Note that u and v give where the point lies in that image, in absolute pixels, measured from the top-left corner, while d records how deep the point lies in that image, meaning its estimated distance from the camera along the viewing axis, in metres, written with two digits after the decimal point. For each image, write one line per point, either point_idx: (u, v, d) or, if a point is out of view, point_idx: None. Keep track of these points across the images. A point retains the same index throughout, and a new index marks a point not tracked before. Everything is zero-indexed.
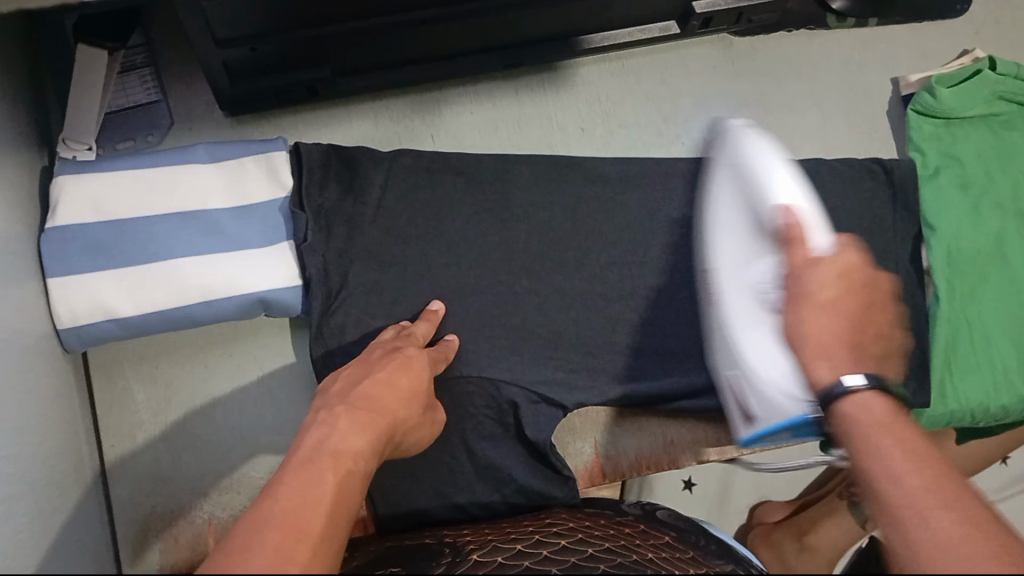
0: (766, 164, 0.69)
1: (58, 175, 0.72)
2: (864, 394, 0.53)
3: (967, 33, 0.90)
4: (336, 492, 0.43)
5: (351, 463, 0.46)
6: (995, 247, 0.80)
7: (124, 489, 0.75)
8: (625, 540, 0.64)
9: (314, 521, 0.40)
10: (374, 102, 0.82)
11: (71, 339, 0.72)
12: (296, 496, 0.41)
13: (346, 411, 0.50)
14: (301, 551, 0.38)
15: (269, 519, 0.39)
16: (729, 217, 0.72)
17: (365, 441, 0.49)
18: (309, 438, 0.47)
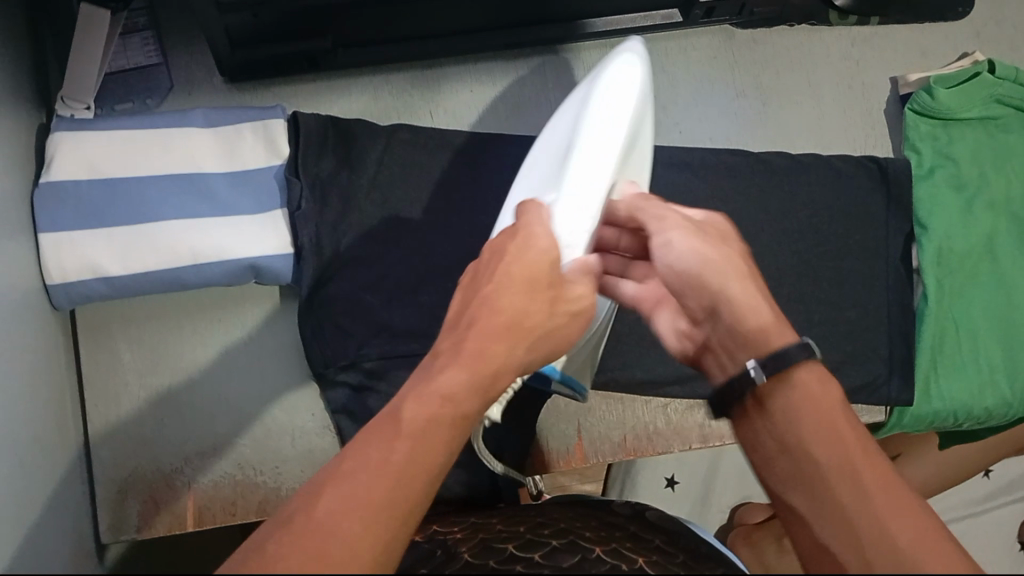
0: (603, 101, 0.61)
1: (54, 133, 0.72)
2: (802, 372, 0.48)
3: (968, 36, 0.90)
4: (472, 387, 0.42)
5: (501, 352, 0.45)
6: (986, 248, 0.81)
7: (107, 450, 0.75)
8: (618, 543, 0.59)
9: (443, 423, 0.39)
10: (374, 75, 0.83)
11: (59, 297, 0.71)
12: (426, 394, 0.40)
13: (512, 286, 0.48)
14: (421, 458, 0.37)
15: (402, 422, 0.38)
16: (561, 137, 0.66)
17: (518, 318, 0.46)
18: (478, 322, 0.45)
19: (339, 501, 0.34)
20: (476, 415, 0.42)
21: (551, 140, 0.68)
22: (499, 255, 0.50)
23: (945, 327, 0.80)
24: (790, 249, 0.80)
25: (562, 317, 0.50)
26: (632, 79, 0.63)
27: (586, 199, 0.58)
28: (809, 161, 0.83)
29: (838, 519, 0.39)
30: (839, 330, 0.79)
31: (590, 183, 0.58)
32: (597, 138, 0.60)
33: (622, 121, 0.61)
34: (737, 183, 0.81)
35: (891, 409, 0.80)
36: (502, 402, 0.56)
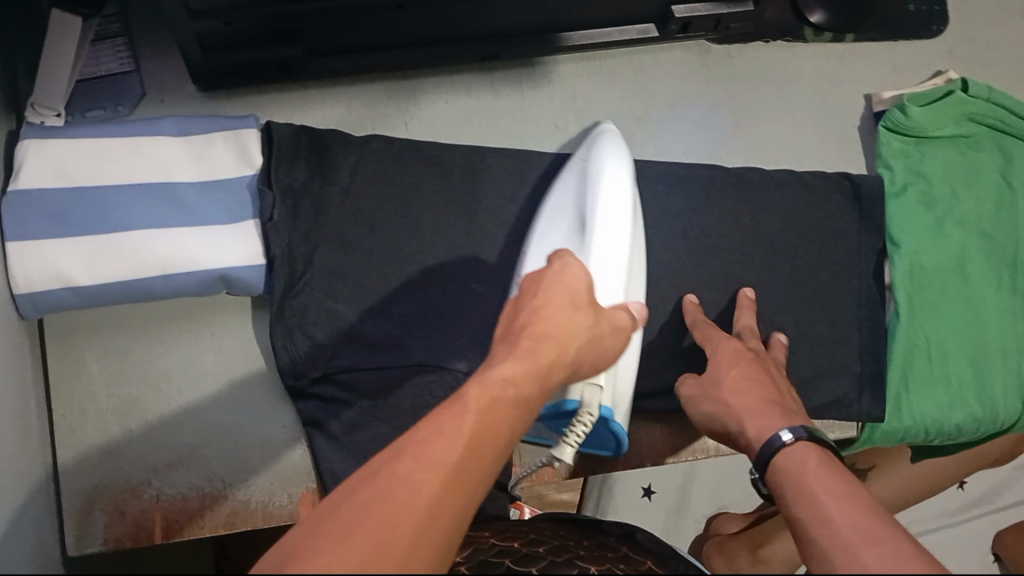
0: (604, 167, 0.67)
1: (22, 139, 0.72)
2: (795, 446, 0.58)
3: (941, 53, 0.91)
4: (531, 379, 0.44)
5: (556, 352, 0.47)
6: (957, 265, 0.82)
7: (72, 461, 0.74)
8: (612, 563, 0.60)
9: (505, 406, 0.42)
10: (348, 86, 0.82)
11: (26, 306, 0.70)
12: (489, 383, 0.43)
13: (558, 304, 0.50)
14: (488, 433, 0.40)
15: (465, 402, 0.41)
16: (568, 207, 0.69)
17: (568, 328, 0.49)
18: (534, 329, 0.48)
19: (415, 463, 0.36)
20: (535, 403, 0.44)
21: (558, 207, 0.71)
22: (540, 281, 0.52)
23: (916, 344, 0.80)
24: (763, 263, 0.80)
25: (606, 327, 0.52)
26: (622, 153, 0.68)
27: (612, 252, 0.62)
28: (783, 177, 0.83)
29: (820, 561, 0.46)
30: (811, 346, 0.79)
31: (613, 237, 0.63)
32: (610, 198, 0.64)
33: (627, 185, 0.65)
34: (712, 197, 0.82)
35: (863, 424, 0.81)
36: (568, 446, 0.59)
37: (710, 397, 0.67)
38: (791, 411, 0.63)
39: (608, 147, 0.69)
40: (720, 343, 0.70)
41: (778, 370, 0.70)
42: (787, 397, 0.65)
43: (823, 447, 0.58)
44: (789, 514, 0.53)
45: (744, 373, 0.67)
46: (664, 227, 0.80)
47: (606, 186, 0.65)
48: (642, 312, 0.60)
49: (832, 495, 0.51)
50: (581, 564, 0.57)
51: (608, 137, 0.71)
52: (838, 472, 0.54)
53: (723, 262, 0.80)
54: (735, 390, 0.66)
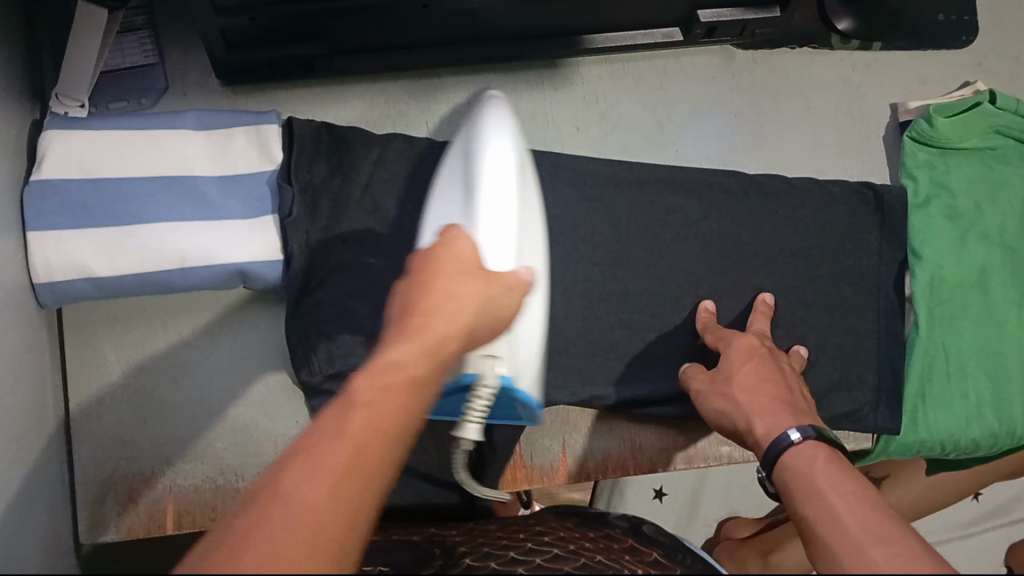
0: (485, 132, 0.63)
1: (46, 130, 0.72)
2: (802, 445, 0.57)
3: (969, 64, 0.90)
4: (423, 356, 0.42)
5: (446, 323, 0.45)
6: (979, 279, 0.81)
7: (87, 449, 0.75)
8: (616, 554, 0.61)
9: (393, 394, 0.39)
10: (370, 84, 0.82)
11: (45, 295, 0.71)
12: (375, 371, 0.40)
13: (444, 275, 0.48)
14: (378, 429, 0.37)
15: (356, 398, 0.38)
16: (453, 178, 0.66)
17: (458, 296, 0.47)
18: (417, 302, 0.46)
19: (304, 466, 0.35)
20: (431, 383, 0.42)
21: (449, 180, 0.67)
22: (427, 257, 0.51)
23: (934, 357, 0.80)
24: (781, 273, 0.80)
25: (497, 288, 0.50)
26: (507, 121, 0.66)
27: (500, 215, 0.58)
28: (804, 185, 0.82)
29: (828, 560, 0.47)
30: (828, 357, 0.79)
31: (501, 199, 0.59)
32: (491, 164, 0.61)
33: (509, 150, 0.62)
34: (732, 204, 0.81)
35: (879, 435, 0.80)
36: (470, 423, 0.59)
37: (718, 393, 0.67)
38: (799, 410, 0.62)
39: (494, 117, 0.66)
40: (732, 342, 0.70)
41: (791, 372, 0.70)
42: (794, 394, 0.65)
43: (831, 447, 0.58)
44: (797, 514, 0.53)
45: (752, 372, 0.66)
46: (683, 233, 0.80)
47: (486, 153, 0.62)
48: (531, 275, 0.55)
49: (838, 493, 0.51)
50: (586, 555, 0.59)
51: (495, 107, 0.68)
52: (847, 471, 0.54)
53: (741, 270, 0.80)
54: (745, 386, 0.66)
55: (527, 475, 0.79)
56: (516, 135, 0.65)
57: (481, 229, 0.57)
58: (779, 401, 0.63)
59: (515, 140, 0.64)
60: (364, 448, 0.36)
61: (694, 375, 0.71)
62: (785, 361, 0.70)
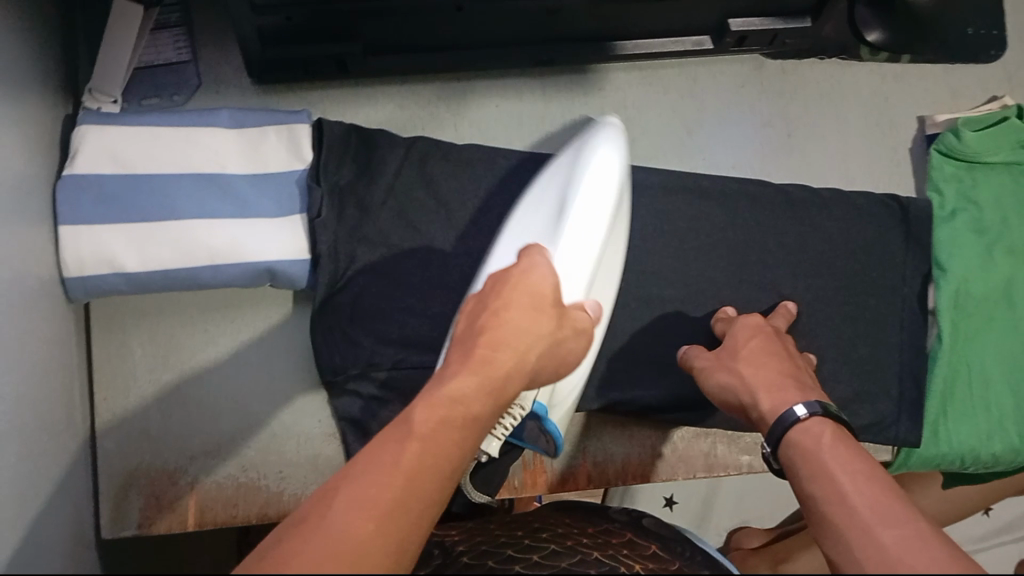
0: (587, 159, 0.66)
1: (80, 124, 0.73)
2: (812, 422, 0.58)
3: (997, 78, 0.90)
4: (485, 395, 0.44)
5: (512, 358, 0.46)
6: (1005, 293, 0.81)
7: (112, 443, 0.75)
8: (614, 549, 0.61)
9: (449, 431, 0.41)
10: (401, 86, 0.83)
11: (75, 289, 0.72)
12: (436, 405, 0.42)
13: (521, 303, 0.49)
14: (428, 462, 0.39)
15: (414, 429, 0.40)
16: (545, 195, 0.68)
17: (528, 331, 0.48)
18: (489, 334, 0.47)
19: (354, 497, 0.36)
20: (485, 420, 0.44)
21: (543, 190, 0.69)
22: (505, 284, 0.51)
23: (957, 370, 0.79)
24: (805, 283, 0.80)
25: (568, 330, 0.51)
26: (615, 142, 0.67)
27: (585, 245, 0.62)
28: (830, 196, 0.82)
29: (838, 543, 0.47)
30: (850, 367, 0.79)
31: (591, 230, 0.63)
32: (590, 192, 0.64)
33: (615, 176, 0.65)
34: (758, 213, 0.81)
35: (898, 448, 0.80)
36: (495, 438, 0.59)
37: (723, 367, 0.66)
38: (806, 385, 0.63)
39: (604, 139, 0.67)
40: (738, 321, 0.71)
41: (797, 352, 0.70)
42: (797, 368, 0.65)
43: (841, 426, 0.58)
44: (804, 493, 0.53)
45: (758, 349, 0.66)
46: (708, 241, 0.80)
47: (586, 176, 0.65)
48: (599, 311, 0.59)
49: (847, 472, 0.51)
50: (585, 552, 0.59)
51: (598, 125, 0.70)
52: (856, 450, 0.54)
53: (765, 279, 0.80)
54: (750, 361, 0.66)
55: (547, 479, 0.79)
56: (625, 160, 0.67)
57: (562, 257, 0.61)
58: (782, 374, 0.63)
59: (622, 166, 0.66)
60: (415, 479, 0.38)
61: (698, 352, 0.70)
62: (787, 341, 0.71)
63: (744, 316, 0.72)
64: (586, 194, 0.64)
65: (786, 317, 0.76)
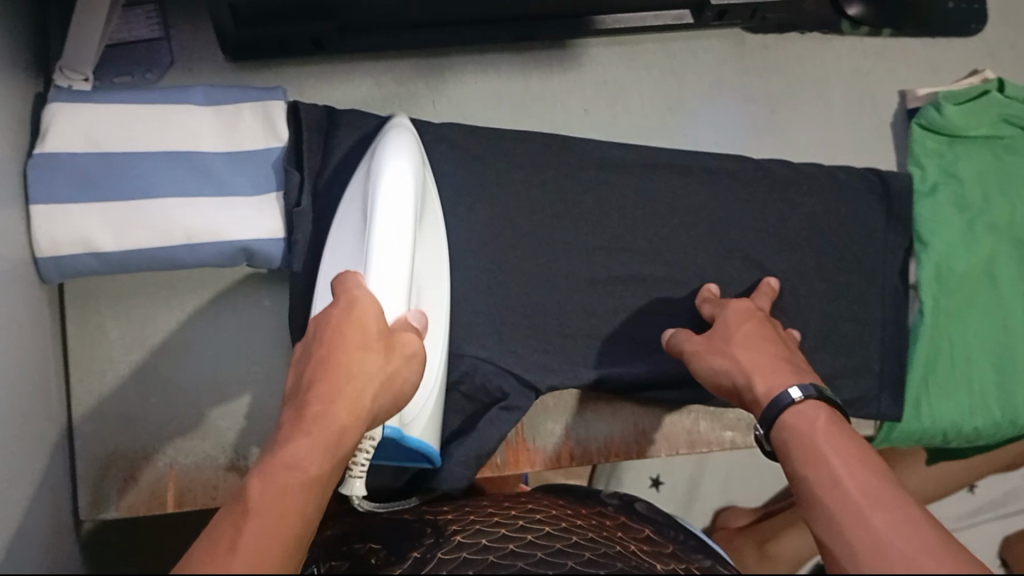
0: (386, 159, 0.63)
1: (51, 102, 0.71)
2: (802, 404, 0.57)
3: (980, 53, 0.89)
4: (321, 455, 0.44)
5: (345, 410, 0.47)
6: (985, 269, 0.81)
7: (89, 426, 0.74)
8: (608, 532, 0.60)
9: (289, 499, 0.41)
10: (379, 62, 0.82)
11: (49, 269, 0.71)
12: (271, 472, 0.42)
13: (345, 349, 0.50)
14: (268, 537, 0.39)
15: (250, 509, 0.40)
16: (349, 199, 0.67)
17: (359, 370, 0.49)
18: (317, 389, 0.47)
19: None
20: (327, 477, 0.44)
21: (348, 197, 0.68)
22: (328, 323, 0.52)
23: (939, 346, 0.80)
24: (788, 260, 0.80)
25: (397, 361, 0.52)
26: (408, 144, 0.65)
27: (396, 256, 0.58)
28: (811, 171, 0.82)
29: (831, 530, 0.47)
30: (830, 343, 0.79)
31: (399, 237, 0.59)
32: (393, 190, 0.61)
33: (410, 175, 0.63)
34: (739, 188, 0.81)
35: (881, 424, 0.80)
36: (354, 480, 0.55)
37: (716, 351, 0.66)
38: (800, 369, 0.62)
39: (397, 139, 0.66)
40: (729, 306, 0.70)
41: (792, 341, 0.69)
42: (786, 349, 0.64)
43: (837, 410, 0.57)
44: (795, 476, 0.53)
45: (749, 335, 0.66)
46: (688, 217, 0.80)
47: (384, 175, 0.62)
48: (423, 320, 0.58)
49: (840, 455, 0.51)
50: (578, 534, 0.58)
51: (397, 127, 0.69)
52: (850, 435, 0.53)
53: (747, 256, 0.79)
54: (742, 344, 0.65)
55: (531, 458, 0.79)
56: (419, 158, 0.66)
57: (376, 273, 0.57)
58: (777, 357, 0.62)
59: (416, 164, 0.64)
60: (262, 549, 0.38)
61: (688, 337, 0.70)
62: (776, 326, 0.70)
63: (737, 302, 0.71)
64: (387, 197, 0.60)
65: (768, 292, 0.76)
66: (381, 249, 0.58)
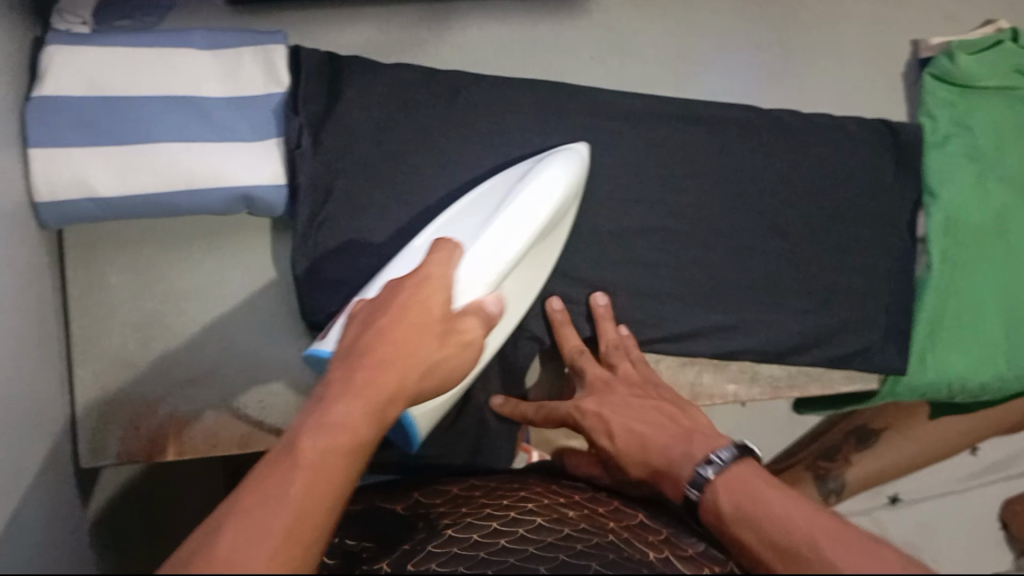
0: (532, 182, 0.67)
1: (48, 45, 0.70)
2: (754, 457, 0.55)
3: (993, 3, 0.87)
4: (370, 418, 0.42)
5: (398, 377, 0.45)
6: (995, 222, 0.80)
7: (89, 372, 0.74)
8: (600, 521, 0.58)
9: (338, 459, 0.39)
10: (381, 7, 0.81)
11: (48, 215, 0.70)
12: (323, 425, 0.40)
13: (408, 322, 0.49)
14: (313, 499, 0.37)
15: (298, 464, 0.38)
16: (476, 205, 0.69)
17: (418, 349, 0.48)
18: (373, 350, 0.46)
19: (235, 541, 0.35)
20: (372, 442, 0.42)
21: (482, 199, 0.70)
22: (403, 291, 0.52)
23: (946, 300, 0.79)
24: (795, 210, 0.79)
25: (450, 346, 0.50)
26: (562, 172, 0.69)
27: (495, 256, 0.63)
28: (820, 121, 0.80)
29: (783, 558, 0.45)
30: (832, 295, 0.79)
31: (506, 242, 0.64)
32: (525, 202, 0.66)
33: (553, 197, 0.67)
34: (747, 137, 0.79)
35: (885, 377, 0.80)
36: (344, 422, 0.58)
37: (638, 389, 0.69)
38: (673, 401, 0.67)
39: (556, 165, 0.69)
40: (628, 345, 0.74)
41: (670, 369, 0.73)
42: (676, 412, 0.64)
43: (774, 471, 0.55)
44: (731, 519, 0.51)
45: (636, 406, 0.66)
46: (696, 167, 0.78)
47: (523, 194, 0.66)
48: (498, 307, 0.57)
49: (783, 494, 0.49)
50: (569, 525, 0.56)
51: (566, 155, 0.71)
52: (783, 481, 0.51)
53: (754, 208, 0.78)
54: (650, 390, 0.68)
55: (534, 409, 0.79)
56: (569, 186, 0.69)
57: (467, 265, 0.61)
58: (669, 426, 0.62)
59: (563, 195, 0.68)
60: (309, 510, 0.37)
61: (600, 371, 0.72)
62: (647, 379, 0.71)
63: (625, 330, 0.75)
64: (515, 210, 0.65)
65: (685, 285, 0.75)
66: (481, 245, 0.63)
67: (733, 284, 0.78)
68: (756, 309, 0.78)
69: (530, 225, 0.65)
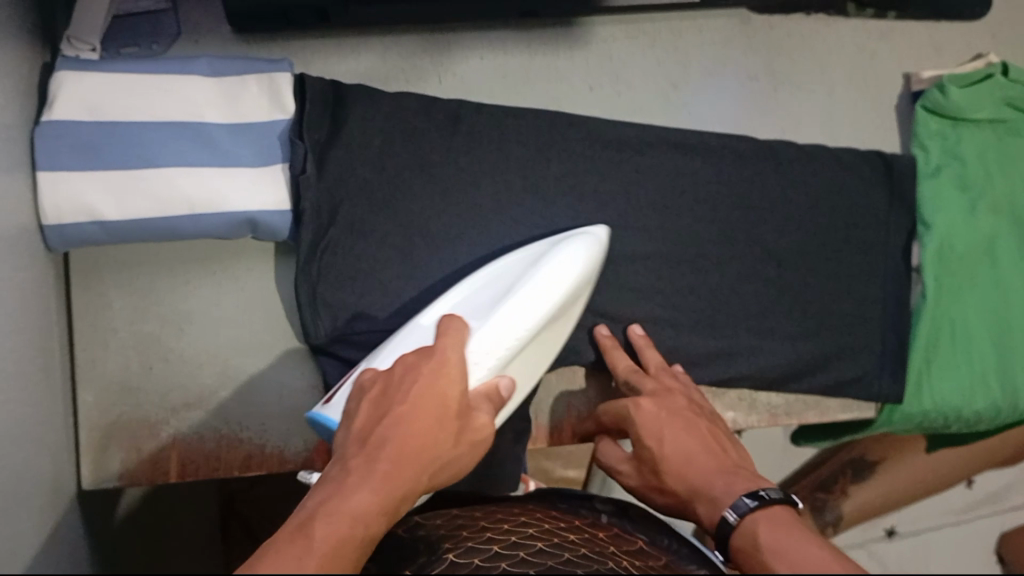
0: (552, 266, 0.67)
1: (58, 70, 0.72)
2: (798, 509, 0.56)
3: (984, 36, 0.89)
4: (380, 515, 0.45)
5: (411, 478, 0.48)
6: (986, 251, 0.81)
7: (90, 394, 0.75)
8: (600, 546, 0.58)
9: (346, 546, 0.43)
10: (383, 36, 0.83)
11: (54, 237, 0.71)
12: (339, 517, 0.44)
13: (426, 415, 0.51)
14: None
15: (313, 544, 0.41)
16: (490, 278, 0.70)
17: (431, 450, 0.50)
18: (389, 442, 0.49)
19: None
20: (377, 537, 0.46)
21: (498, 268, 0.71)
22: (417, 373, 0.54)
23: (940, 327, 0.80)
24: (791, 239, 0.80)
25: (460, 444, 0.52)
26: (581, 256, 0.69)
27: (494, 343, 0.63)
28: (814, 151, 0.82)
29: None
30: (828, 322, 0.80)
31: (510, 329, 0.64)
32: (539, 287, 0.66)
33: (565, 283, 0.67)
34: (743, 166, 0.81)
35: (882, 407, 0.81)
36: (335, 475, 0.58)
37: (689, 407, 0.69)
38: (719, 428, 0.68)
39: (579, 247, 0.69)
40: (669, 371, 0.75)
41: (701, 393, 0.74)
42: (725, 442, 0.65)
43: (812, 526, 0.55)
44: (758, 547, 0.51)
45: (687, 420, 0.66)
46: (693, 195, 0.80)
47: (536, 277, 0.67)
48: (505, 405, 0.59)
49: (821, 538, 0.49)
50: (571, 550, 0.57)
51: (591, 235, 0.71)
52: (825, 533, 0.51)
53: (750, 236, 0.80)
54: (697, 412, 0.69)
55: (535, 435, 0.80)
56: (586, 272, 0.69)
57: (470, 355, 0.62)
58: (712, 450, 0.63)
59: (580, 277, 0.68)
60: None
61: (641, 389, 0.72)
62: (703, 402, 0.71)
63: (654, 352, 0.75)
64: (526, 296, 0.66)
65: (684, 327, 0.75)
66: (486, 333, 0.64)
67: (730, 311, 0.79)
68: (752, 335, 0.79)
69: (540, 310, 0.66)
